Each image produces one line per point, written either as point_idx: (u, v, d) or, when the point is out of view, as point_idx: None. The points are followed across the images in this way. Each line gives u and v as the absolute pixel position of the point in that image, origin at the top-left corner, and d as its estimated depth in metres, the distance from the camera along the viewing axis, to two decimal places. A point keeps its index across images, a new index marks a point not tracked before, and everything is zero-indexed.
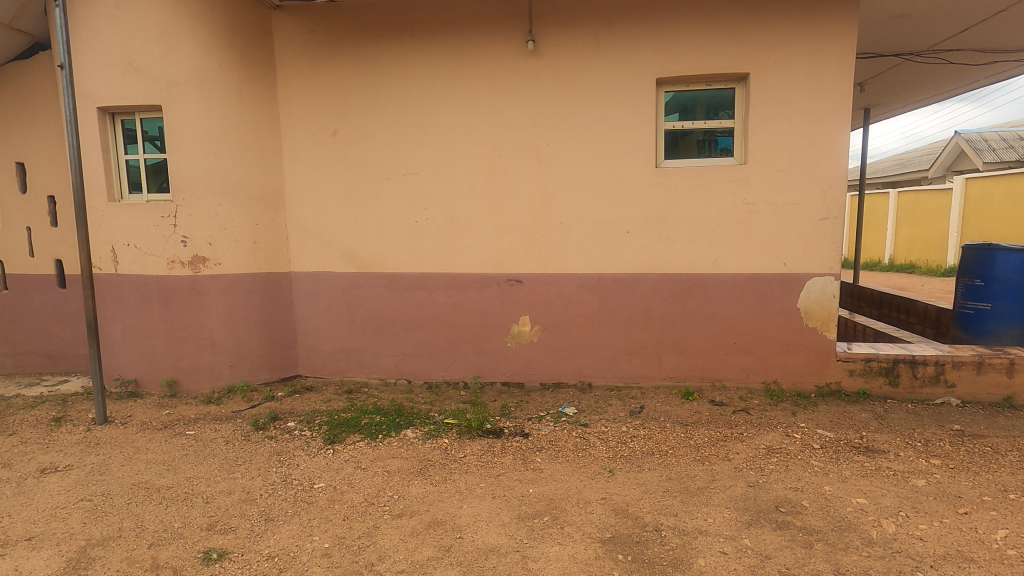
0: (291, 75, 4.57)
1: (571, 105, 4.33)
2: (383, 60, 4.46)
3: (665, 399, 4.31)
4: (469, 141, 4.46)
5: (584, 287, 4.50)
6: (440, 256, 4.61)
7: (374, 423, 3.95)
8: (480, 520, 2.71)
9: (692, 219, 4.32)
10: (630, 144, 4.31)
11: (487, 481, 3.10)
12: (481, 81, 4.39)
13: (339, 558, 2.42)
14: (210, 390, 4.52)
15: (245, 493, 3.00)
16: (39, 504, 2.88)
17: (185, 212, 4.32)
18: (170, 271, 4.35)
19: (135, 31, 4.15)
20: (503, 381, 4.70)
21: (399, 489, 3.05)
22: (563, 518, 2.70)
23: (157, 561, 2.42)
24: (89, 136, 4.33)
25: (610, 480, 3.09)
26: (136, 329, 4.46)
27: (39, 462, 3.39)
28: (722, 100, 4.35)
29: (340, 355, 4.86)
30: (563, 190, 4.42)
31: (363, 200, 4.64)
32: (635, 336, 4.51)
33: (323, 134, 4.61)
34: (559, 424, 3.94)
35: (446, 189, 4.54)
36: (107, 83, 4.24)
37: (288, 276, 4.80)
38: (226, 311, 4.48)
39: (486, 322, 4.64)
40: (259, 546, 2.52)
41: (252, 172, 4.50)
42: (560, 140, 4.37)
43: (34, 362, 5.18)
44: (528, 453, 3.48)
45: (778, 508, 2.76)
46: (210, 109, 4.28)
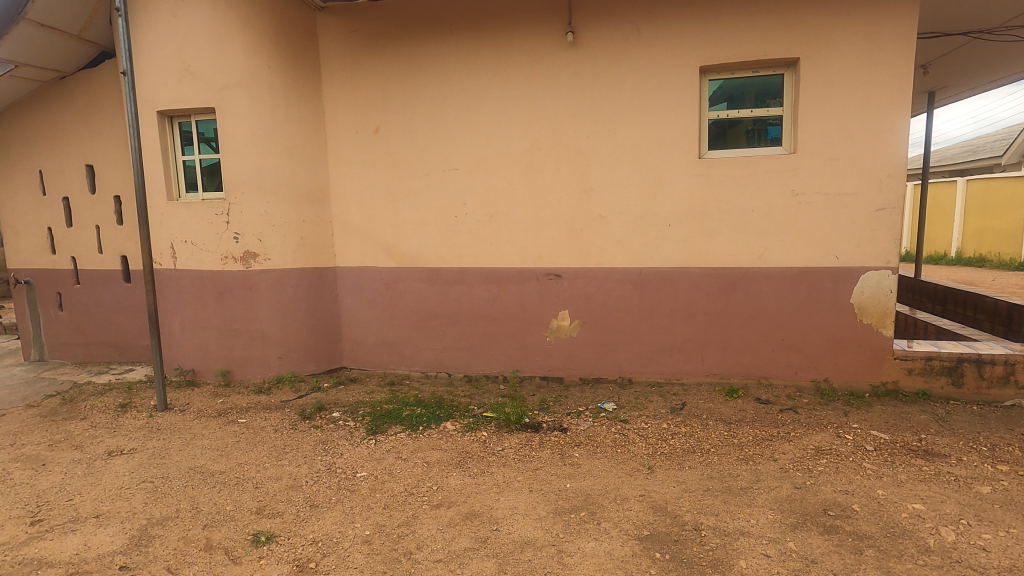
0: (335, 75, 4.69)
1: (610, 97, 4.26)
2: (423, 57, 4.51)
3: (708, 396, 4.21)
4: (508, 135, 4.47)
5: (624, 282, 4.44)
6: (479, 251, 4.64)
7: (414, 415, 4.03)
8: (517, 513, 2.72)
9: (737, 211, 4.18)
10: (672, 135, 4.21)
11: (525, 475, 3.12)
12: (520, 75, 4.37)
13: (379, 545, 2.49)
14: (261, 380, 4.73)
15: (291, 480, 3.12)
16: (107, 484, 3.09)
17: (237, 210, 4.51)
18: (224, 267, 4.55)
19: (189, 37, 4.36)
20: (543, 375, 4.70)
21: (438, 480, 3.10)
22: (601, 514, 2.68)
23: (211, 541, 2.55)
24: (149, 138, 4.57)
25: (650, 477, 3.05)
26: (192, 322, 4.70)
27: (106, 444, 3.63)
28: (771, 86, 4.17)
29: (383, 348, 4.97)
30: (603, 182, 4.36)
31: (404, 196, 4.72)
32: (677, 331, 4.42)
33: (366, 131, 4.71)
34: (598, 419, 3.90)
35: (485, 184, 4.56)
36: (165, 87, 4.47)
37: (333, 271, 4.95)
38: (276, 304, 4.66)
39: (526, 316, 4.65)
40: (304, 531, 2.62)
41: (299, 170, 4.65)
42: (599, 132, 4.31)
43: (103, 352, 5.55)
44: (565, 448, 3.47)
45: (826, 511, 2.65)
46: (258, 110, 4.45)
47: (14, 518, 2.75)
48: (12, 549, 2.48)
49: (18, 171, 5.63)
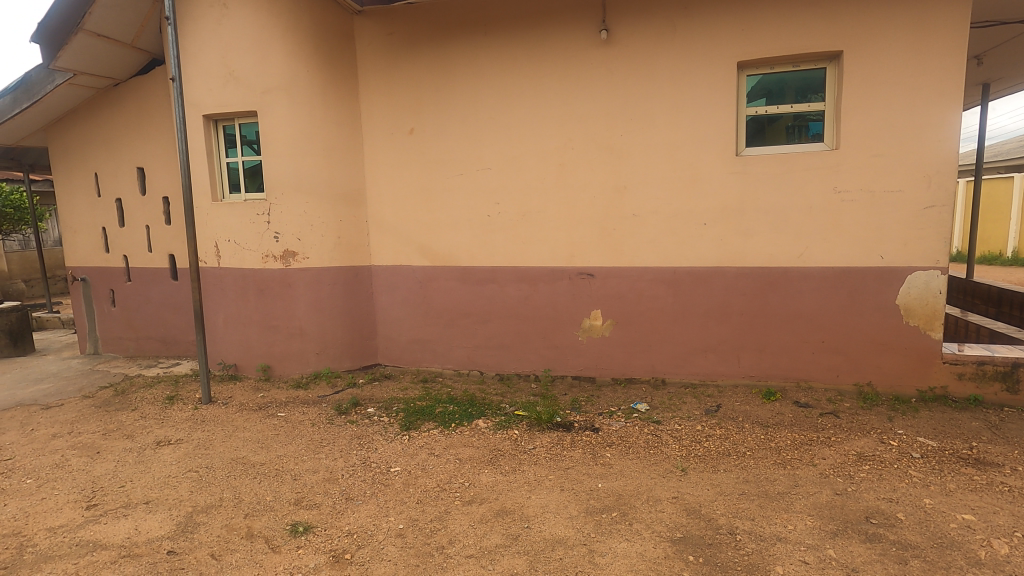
0: (371, 77, 4.79)
1: (644, 94, 4.22)
2: (457, 58, 4.55)
3: (744, 399, 4.12)
4: (540, 134, 4.47)
5: (658, 281, 4.38)
6: (511, 250, 4.66)
7: (447, 412, 4.08)
8: (548, 511, 2.73)
9: (776, 209, 4.08)
10: (708, 133, 4.14)
11: (556, 474, 3.12)
12: (553, 74, 4.37)
13: (412, 539, 2.53)
14: (299, 375, 4.86)
15: (328, 473, 3.21)
16: (156, 472, 3.23)
17: (277, 210, 4.65)
18: (264, 265, 4.70)
19: (233, 43, 4.51)
20: (574, 375, 4.69)
21: (470, 476, 3.13)
22: (633, 515, 2.66)
23: (252, 529, 2.64)
24: (196, 141, 4.76)
25: (683, 479, 3.01)
26: (235, 318, 4.87)
27: (155, 435, 3.80)
28: (812, 81, 4.06)
29: (417, 346, 5.04)
30: (636, 181, 4.31)
31: (438, 195, 4.78)
32: (712, 332, 4.34)
33: (401, 132, 4.79)
34: (630, 420, 3.87)
35: (517, 183, 4.57)
36: (210, 92, 4.64)
37: (368, 269, 5.05)
38: (313, 302, 4.78)
39: (558, 316, 4.64)
40: (340, 523, 2.69)
41: (336, 171, 4.76)
42: (633, 130, 4.27)
43: (152, 346, 5.80)
44: (597, 448, 3.45)
45: (868, 519, 2.56)
46: (298, 113, 4.58)
47: (71, 502, 2.91)
48: (70, 531, 2.63)
49: (75, 173, 5.94)
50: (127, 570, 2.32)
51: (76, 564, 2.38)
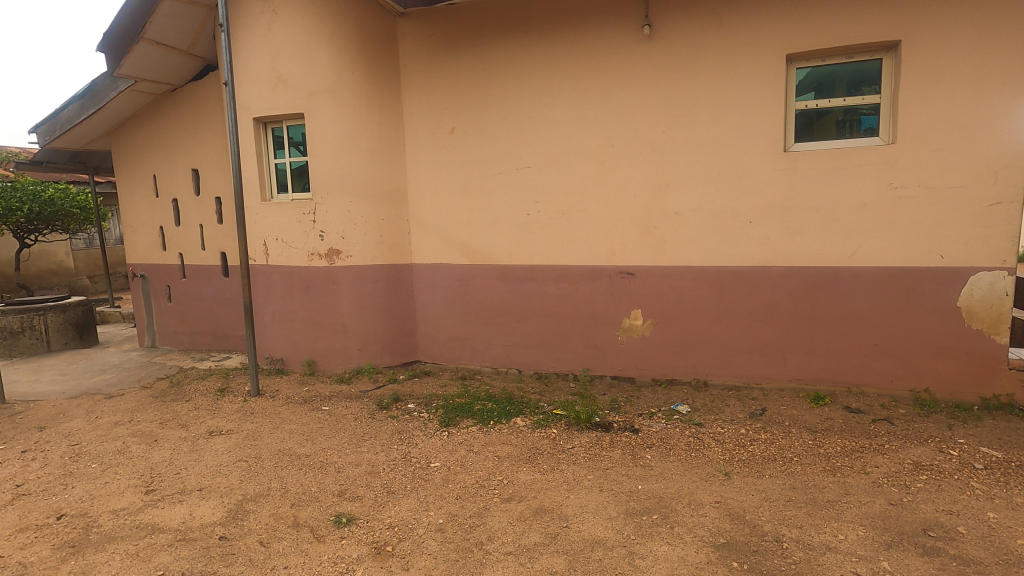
0: (413, 78, 4.86)
1: (688, 90, 4.13)
2: (497, 57, 4.57)
3: (790, 403, 3.98)
4: (581, 132, 4.44)
5: (700, 281, 4.29)
6: (550, 249, 4.65)
7: (486, 409, 4.11)
8: (587, 511, 2.71)
9: (826, 206, 3.93)
10: (754, 128, 4.02)
11: (595, 474, 3.09)
12: (593, 72, 4.34)
13: (451, 534, 2.56)
14: (342, 370, 4.98)
15: (370, 466, 3.28)
16: (208, 461, 3.38)
17: (323, 209, 4.78)
18: (310, 263, 4.84)
19: (282, 47, 4.66)
20: (613, 375, 4.64)
21: (509, 474, 3.14)
22: (674, 518, 2.61)
23: (298, 519, 2.72)
24: (246, 143, 4.94)
25: (726, 483, 2.94)
26: (282, 314, 5.03)
27: (208, 425, 3.97)
28: (865, 73, 3.89)
29: (456, 344, 5.09)
30: (679, 178, 4.23)
31: (477, 194, 4.81)
32: (756, 333, 4.22)
33: (441, 132, 4.85)
34: (671, 422, 3.80)
35: (557, 181, 4.56)
36: (260, 96, 4.81)
37: (409, 267, 5.13)
38: (356, 299, 4.90)
39: (597, 315, 4.60)
40: (381, 516, 2.74)
41: (379, 171, 4.86)
42: (676, 126, 4.19)
43: (204, 340, 6.06)
44: (637, 449, 3.41)
45: (925, 531, 2.44)
46: (343, 114, 4.70)
47: (131, 486, 3.07)
48: (130, 514, 2.77)
49: (136, 175, 6.26)
50: (182, 553, 2.44)
51: (136, 545, 2.50)
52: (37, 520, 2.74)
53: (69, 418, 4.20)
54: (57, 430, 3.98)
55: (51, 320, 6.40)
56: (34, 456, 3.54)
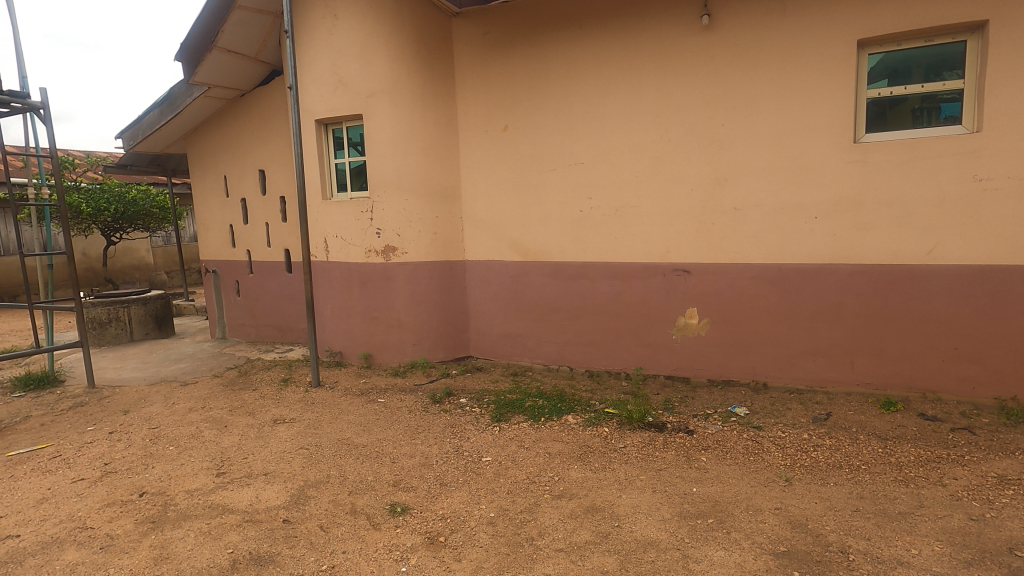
0: (468, 77, 4.92)
1: (749, 81, 3.98)
2: (551, 54, 4.56)
3: (858, 408, 3.78)
4: (635, 127, 4.36)
5: (761, 279, 4.13)
6: (603, 245, 4.59)
7: (537, 406, 4.12)
8: (640, 512, 2.67)
9: (900, 200, 3.69)
10: (821, 119, 3.83)
11: (647, 475, 3.04)
12: (649, 65, 4.25)
13: (502, 528, 2.58)
14: (397, 364, 5.12)
15: (423, 458, 3.35)
16: (273, 447, 3.55)
17: (380, 208, 4.93)
18: (367, 259, 5.00)
19: (343, 51, 4.83)
20: (667, 375, 4.54)
21: (560, 471, 3.14)
22: (731, 523, 2.54)
23: (356, 506, 2.83)
24: (308, 144, 5.15)
25: (787, 490, 2.82)
26: (341, 309, 5.22)
27: (272, 413, 4.18)
28: (947, 57, 3.63)
29: (507, 340, 5.13)
30: (739, 173, 4.08)
31: (530, 192, 4.82)
32: (821, 334, 4.02)
33: (495, 129, 4.88)
34: (728, 424, 3.69)
35: (610, 177, 4.49)
36: (322, 98, 5.00)
37: (462, 264, 5.20)
38: (411, 295, 5.01)
39: (650, 313, 4.51)
40: (435, 507, 2.80)
41: (433, 169, 4.95)
42: (735, 119, 4.05)
43: (269, 332, 6.37)
44: (691, 450, 3.33)
45: (1011, 551, 2.26)
46: (399, 115, 4.82)
47: (204, 468, 3.27)
48: (203, 494, 2.96)
49: (209, 177, 6.64)
50: (250, 534, 2.58)
51: (208, 524, 2.67)
52: (122, 496, 2.96)
53: (149, 403, 4.52)
54: (139, 413, 4.29)
55: (134, 312, 6.90)
56: (120, 437, 3.83)
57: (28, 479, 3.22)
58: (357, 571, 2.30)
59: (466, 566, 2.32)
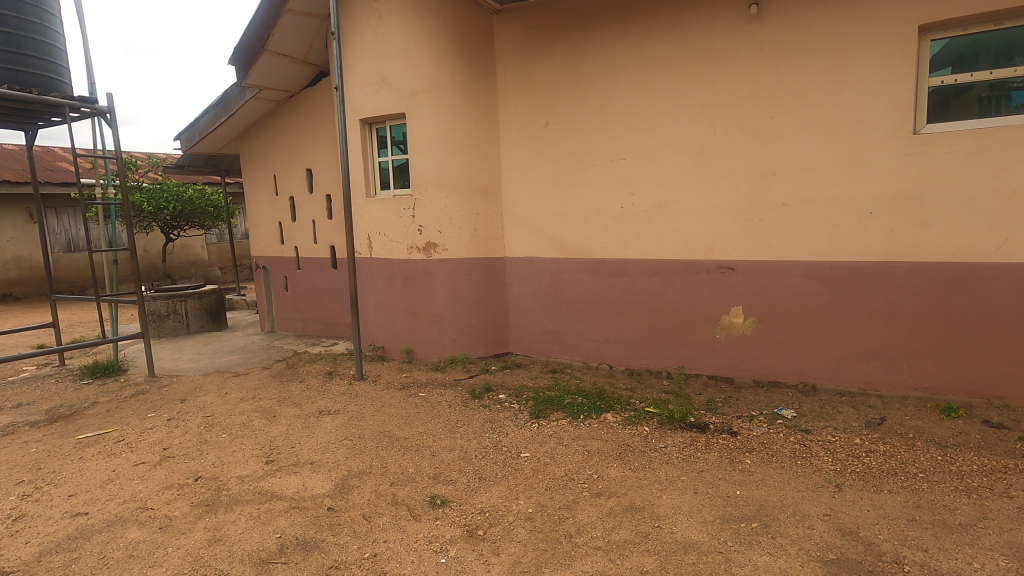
0: (509, 75, 4.94)
1: (800, 71, 3.83)
2: (593, 49, 4.52)
3: (915, 413, 3.59)
4: (679, 121, 4.27)
5: (811, 277, 3.98)
6: (644, 242, 4.53)
7: (576, 403, 4.10)
8: (681, 513, 2.62)
9: (964, 195, 3.48)
10: (877, 109, 3.65)
11: (689, 476, 2.99)
12: (694, 58, 4.15)
13: (541, 524, 2.59)
14: (437, 359, 5.19)
15: (463, 452, 3.40)
16: (319, 437, 3.67)
17: (421, 205, 5.00)
18: (409, 256, 5.09)
19: (387, 51, 4.92)
20: (710, 375, 4.43)
21: (599, 469, 3.12)
22: (776, 528, 2.46)
23: (397, 497, 2.89)
24: (353, 143, 5.28)
25: (837, 496, 2.72)
26: (384, 304, 5.33)
27: (318, 405, 4.31)
28: (1019, 41, 3.40)
29: (546, 337, 5.12)
30: (788, 167, 3.94)
31: (570, 188, 4.79)
32: (875, 335, 3.85)
33: (536, 126, 4.88)
34: (774, 426, 3.58)
35: (653, 173, 4.42)
36: (366, 98, 5.11)
37: (502, 261, 5.23)
38: (451, 291, 5.07)
39: (693, 311, 4.42)
40: (473, 500, 2.83)
41: (474, 166, 4.99)
42: (785, 111, 3.91)
43: (315, 327, 6.57)
44: (735, 452, 3.25)
45: None
46: (441, 113, 4.88)
47: (255, 456, 3.41)
48: (254, 480, 3.09)
49: (260, 176, 6.90)
50: (297, 520, 2.67)
51: (258, 509, 2.78)
52: (179, 479, 3.13)
53: (204, 392, 4.74)
54: (195, 402, 4.50)
55: (190, 305, 7.25)
56: (177, 423, 4.04)
57: (96, 460, 3.43)
58: (398, 560, 2.35)
59: (504, 560, 2.33)
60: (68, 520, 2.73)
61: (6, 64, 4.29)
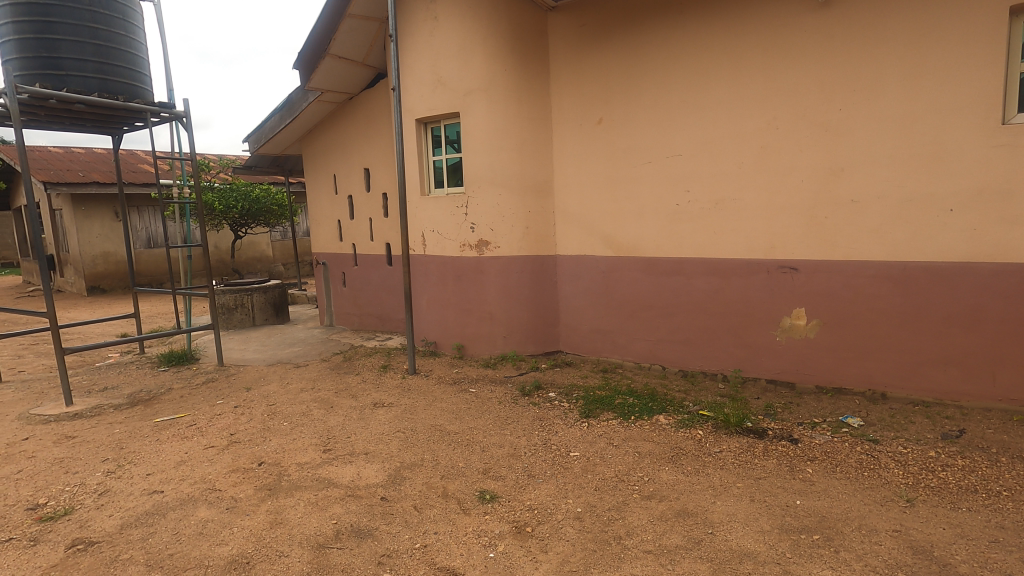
0: (563, 72, 4.92)
1: (874, 60, 3.61)
2: (649, 43, 4.43)
3: (999, 427, 3.32)
4: (740, 115, 4.12)
5: (882, 278, 3.75)
6: (700, 240, 4.40)
7: (627, 404, 4.04)
8: (736, 521, 2.54)
9: None
10: (960, 98, 3.39)
11: (745, 482, 2.88)
12: (756, 49, 4.00)
13: (590, 524, 2.57)
14: (488, 356, 5.24)
15: (512, 449, 3.41)
16: (373, 429, 3.78)
17: (474, 203, 5.07)
18: (462, 253, 5.17)
19: (442, 51, 5.00)
20: (769, 379, 4.26)
21: (650, 471, 3.06)
22: (840, 542, 2.34)
23: (448, 490, 2.94)
24: (409, 142, 5.41)
25: (908, 512, 2.55)
26: (436, 300, 5.44)
27: (373, 397, 4.45)
28: None
29: (597, 336, 5.07)
30: (858, 161, 3.73)
31: (624, 185, 4.72)
32: (954, 341, 3.58)
33: (589, 123, 4.84)
34: (839, 435, 3.40)
35: (710, 169, 4.28)
36: (422, 98, 5.22)
37: (554, 259, 5.22)
38: (503, 288, 5.10)
39: (751, 312, 4.26)
40: (522, 497, 2.85)
41: (527, 164, 5.01)
42: (855, 102, 3.70)
43: (371, 321, 6.77)
44: (795, 460, 3.11)
45: None
46: (494, 111, 4.91)
47: (313, 444, 3.56)
48: (312, 468, 3.22)
49: (321, 175, 7.17)
50: (351, 507, 2.77)
51: (316, 495, 2.90)
52: (245, 463, 3.30)
53: (267, 382, 4.98)
54: (259, 391, 4.74)
55: (256, 299, 7.63)
56: (243, 410, 4.27)
57: (170, 442, 3.68)
58: (447, 552, 2.39)
59: (553, 558, 2.33)
60: (146, 496, 2.94)
61: (97, 74, 4.64)
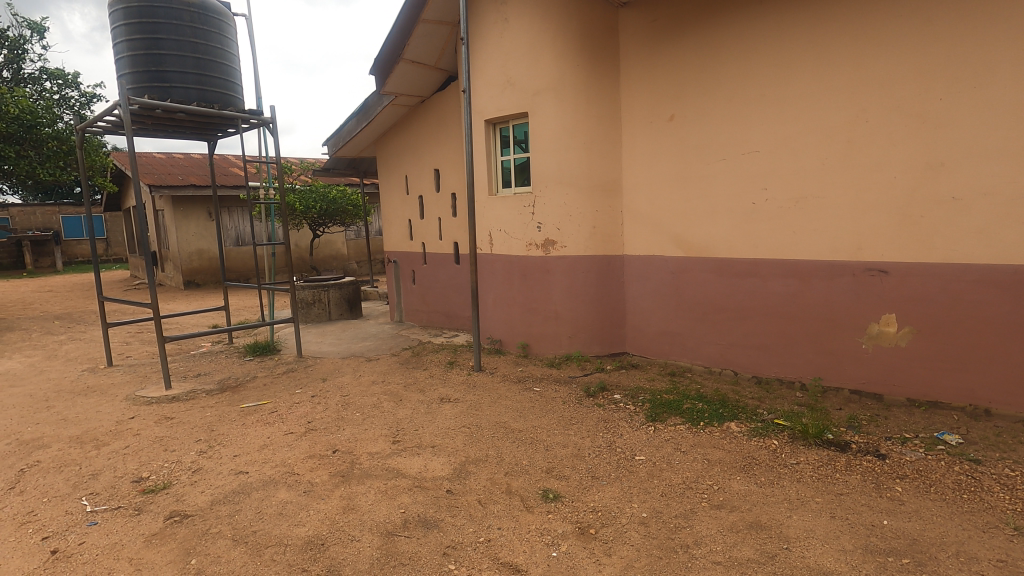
0: (634, 69, 4.84)
1: (982, 42, 3.29)
2: (725, 36, 4.28)
3: None
4: (824, 108, 3.88)
5: (988, 283, 3.41)
6: (778, 241, 4.19)
7: (696, 409, 3.91)
8: (814, 537, 2.40)
9: None
10: None
11: (825, 497, 2.72)
12: (845, 36, 3.76)
13: (655, 530, 2.51)
14: (553, 356, 5.23)
15: (576, 449, 3.39)
16: (440, 423, 3.88)
17: (542, 202, 5.08)
18: (528, 253, 5.20)
19: (512, 52, 5.05)
20: (853, 389, 3.99)
21: (720, 480, 2.94)
22: (933, 568, 2.16)
23: (511, 486, 2.97)
24: (478, 143, 5.50)
25: (1016, 541, 2.31)
26: (503, 299, 5.50)
27: (439, 392, 4.55)
28: None
29: (665, 339, 4.94)
30: (961, 155, 3.42)
31: (696, 183, 4.57)
32: None
33: (661, 120, 4.72)
34: (933, 452, 3.13)
35: (791, 166, 4.07)
36: (492, 99, 5.29)
37: (621, 259, 5.14)
38: (569, 288, 5.08)
39: (834, 317, 4.00)
40: (586, 498, 2.82)
41: (594, 163, 4.96)
42: (958, 91, 3.39)
43: (438, 318, 6.94)
44: (882, 478, 2.89)
45: None
46: (563, 110, 4.91)
47: (383, 435, 3.69)
48: (382, 457, 3.35)
49: (394, 176, 7.43)
50: (419, 498, 2.85)
51: (386, 484, 3.01)
52: (321, 450, 3.48)
53: (342, 374, 5.23)
54: (333, 382, 4.98)
55: (332, 295, 8.01)
56: (319, 400, 4.50)
57: (255, 427, 3.94)
58: (511, 548, 2.41)
59: (617, 562, 2.30)
60: (233, 476, 3.17)
61: (196, 85, 5.04)
